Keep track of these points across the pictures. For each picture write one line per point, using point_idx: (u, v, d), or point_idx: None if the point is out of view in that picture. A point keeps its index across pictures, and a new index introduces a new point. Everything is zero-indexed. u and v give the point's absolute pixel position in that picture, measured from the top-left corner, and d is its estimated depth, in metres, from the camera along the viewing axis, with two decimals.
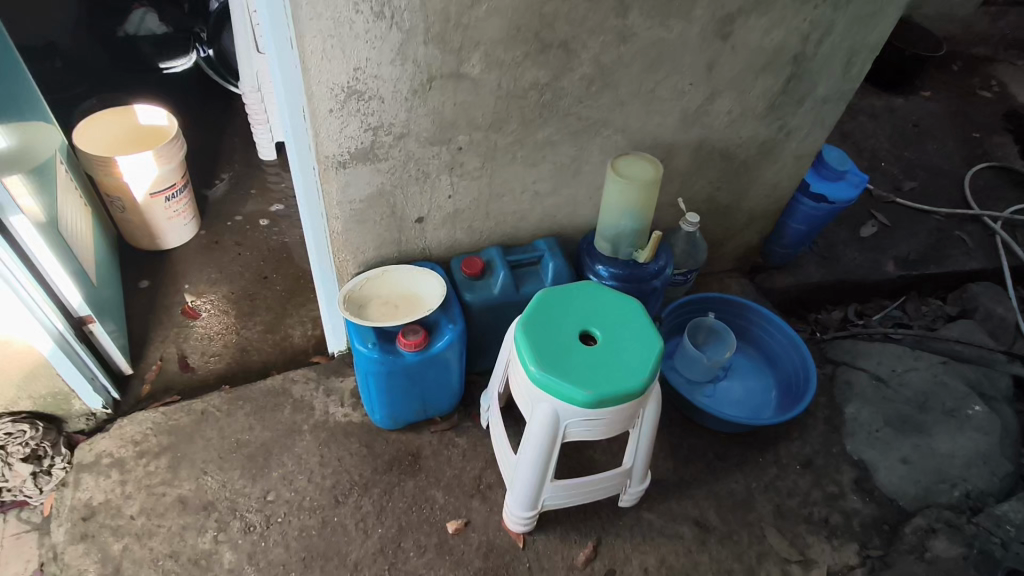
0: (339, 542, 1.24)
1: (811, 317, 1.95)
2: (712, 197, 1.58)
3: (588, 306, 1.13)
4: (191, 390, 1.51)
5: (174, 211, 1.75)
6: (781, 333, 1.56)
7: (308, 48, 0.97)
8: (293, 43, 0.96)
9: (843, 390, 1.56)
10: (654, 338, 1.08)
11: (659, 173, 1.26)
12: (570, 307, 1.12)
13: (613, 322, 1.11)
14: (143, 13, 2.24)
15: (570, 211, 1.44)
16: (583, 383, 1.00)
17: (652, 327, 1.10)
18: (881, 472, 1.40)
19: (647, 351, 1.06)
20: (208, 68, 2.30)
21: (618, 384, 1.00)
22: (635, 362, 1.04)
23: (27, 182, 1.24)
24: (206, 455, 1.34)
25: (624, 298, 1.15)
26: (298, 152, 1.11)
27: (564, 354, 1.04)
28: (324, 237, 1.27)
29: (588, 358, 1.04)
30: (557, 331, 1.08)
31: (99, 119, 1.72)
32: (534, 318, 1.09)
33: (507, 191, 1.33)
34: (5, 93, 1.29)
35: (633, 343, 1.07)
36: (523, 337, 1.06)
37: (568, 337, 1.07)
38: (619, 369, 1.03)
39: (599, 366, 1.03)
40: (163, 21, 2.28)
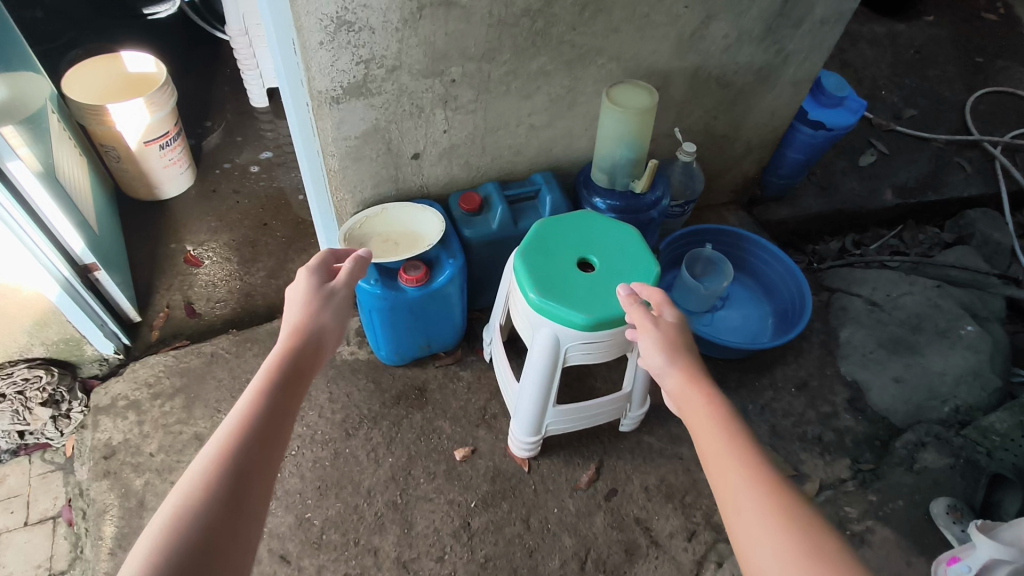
0: (352, 472, 1.29)
1: (808, 248, 1.97)
2: (709, 127, 1.57)
3: (585, 235, 1.14)
4: (200, 335, 1.54)
5: (170, 159, 1.74)
6: (778, 262, 1.57)
7: None
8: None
9: (839, 315, 1.60)
10: (652, 263, 1.10)
11: (656, 101, 1.24)
12: (567, 236, 1.14)
13: (610, 249, 1.12)
14: None
15: (566, 144, 1.43)
16: (582, 307, 1.03)
17: (649, 252, 1.12)
18: (874, 391, 1.45)
19: (644, 276, 1.08)
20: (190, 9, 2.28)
21: (617, 308, 1.03)
22: (633, 286, 1.07)
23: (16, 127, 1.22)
24: (219, 395, 1.39)
25: (621, 226, 1.16)
26: (291, 89, 1.10)
27: (562, 281, 1.06)
28: (321, 176, 1.27)
29: (586, 284, 1.06)
30: (554, 259, 1.10)
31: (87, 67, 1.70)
32: (531, 247, 1.11)
33: (502, 124, 1.33)
34: None
35: (629, 268, 1.09)
36: (522, 265, 1.08)
37: (566, 264, 1.09)
38: (618, 294, 1.05)
39: (597, 291, 1.05)
40: None
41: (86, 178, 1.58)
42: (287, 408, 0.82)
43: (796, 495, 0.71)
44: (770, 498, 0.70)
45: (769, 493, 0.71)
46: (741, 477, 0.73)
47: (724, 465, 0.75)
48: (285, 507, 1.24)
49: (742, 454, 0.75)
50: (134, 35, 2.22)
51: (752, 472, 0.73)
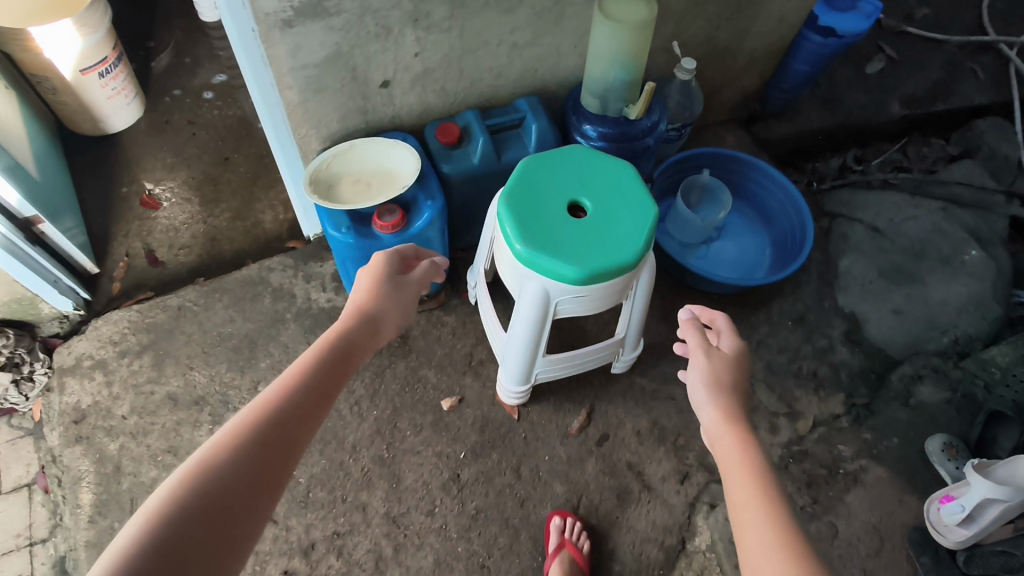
0: (335, 428, 1.25)
1: (808, 167, 1.86)
2: (711, 38, 1.41)
3: (577, 173, 1.02)
4: (165, 286, 1.44)
5: (112, 88, 1.57)
6: (779, 188, 1.48)
7: None
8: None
9: (839, 243, 1.52)
10: (650, 207, 0.99)
11: (656, 12, 1.08)
12: (556, 174, 1.01)
13: (604, 190, 1.00)
14: None
15: (553, 64, 1.28)
16: (572, 259, 0.93)
17: (647, 193, 1.01)
18: (872, 323, 1.40)
19: (641, 222, 0.97)
20: None
21: (611, 260, 0.93)
22: (630, 233, 0.96)
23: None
24: (189, 351, 1.31)
25: (617, 162, 1.04)
26: (233, 12, 0.92)
27: (551, 228, 0.96)
28: (279, 111, 1.11)
29: (579, 231, 0.96)
30: (542, 202, 0.98)
31: None
32: (517, 188, 0.99)
33: (481, 44, 1.16)
34: None
35: (626, 212, 0.98)
36: (507, 212, 0.97)
37: (556, 208, 0.98)
38: (613, 243, 0.95)
39: (589, 240, 0.95)
40: None
41: (17, 115, 1.41)
42: (338, 375, 0.84)
43: (800, 526, 0.72)
44: (777, 525, 0.72)
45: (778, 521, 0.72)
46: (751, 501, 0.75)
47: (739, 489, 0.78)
48: None
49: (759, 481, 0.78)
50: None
51: (763, 499, 0.75)
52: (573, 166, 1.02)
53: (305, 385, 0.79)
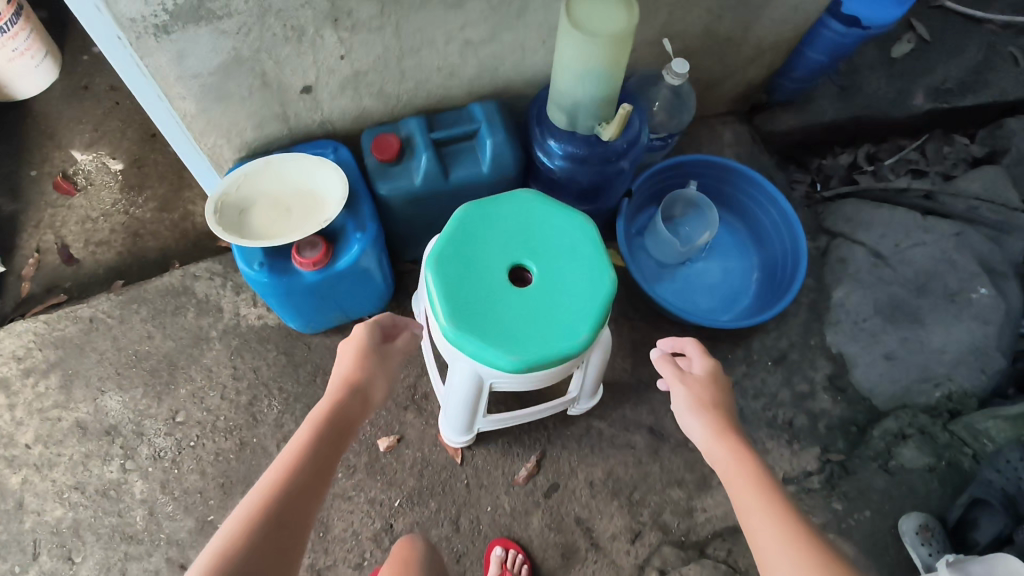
0: (260, 467, 1.14)
1: (814, 164, 1.66)
2: (712, 30, 1.18)
3: (522, 229, 0.85)
4: (80, 289, 1.29)
5: (12, 50, 1.32)
6: (774, 208, 1.30)
7: None
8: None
9: (835, 270, 1.37)
10: (606, 277, 0.83)
11: (636, 23, 0.86)
12: (497, 230, 0.85)
13: (554, 252, 0.84)
14: None
15: (517, 62, 1.06)
16: (505, 348, 0.78)
17: (604, 258, 0.84)
18: (860, 368, 1.27)
19: (593, 298, 0.82)
20: None
21: (552, 350, 0.78)
22: (577, 313, 0.81)
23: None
24: (101, 372, 1.18)
25: (574, 214, 0.87)
26: (83, 14, 0.72)
27: (483, 303, 0.80)
28: (177, 122, 0.92)
29: (517, 309, 0.80)
30: (477, 268, 0.82)
31: None
32: (447, 249, 0.83)
33: (425, 43, 0.95)
34: None
35: (579, 285, 0.83)
36: (436, 280, 0.81)
37: (493, 276, 0.82)
38: (556, 325, 0.80)
39: (528, 321, 0.80)
40: None
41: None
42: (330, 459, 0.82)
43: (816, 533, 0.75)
44: (788, 530, 0.75)
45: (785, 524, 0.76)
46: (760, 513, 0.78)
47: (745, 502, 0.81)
48: (185, 509, 1.11)
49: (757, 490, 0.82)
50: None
51: (770, 505, 0.79)
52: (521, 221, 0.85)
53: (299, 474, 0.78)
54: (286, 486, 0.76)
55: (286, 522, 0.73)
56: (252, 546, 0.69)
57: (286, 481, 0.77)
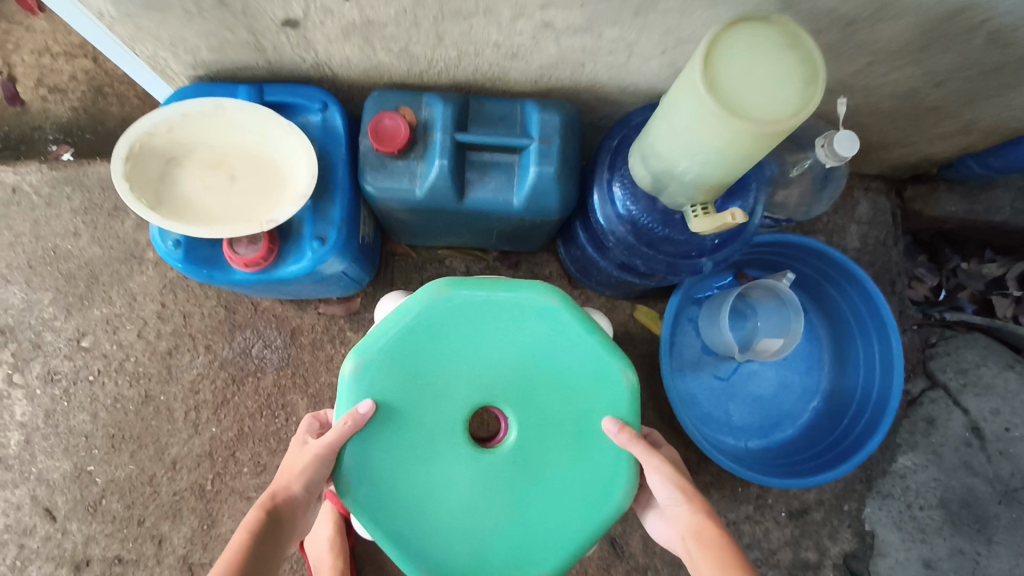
0: (159, 429, 0.97)
1: (946, 266, 1.19)
2: (913, 94, 0.79)
3: (514, 370, 0.63)
4: (17, 140, 1.05)
5: None
6: (878, 343, 0.97)
7: None
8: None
9: (916, 428, 1.07)
10: (597, 486, 0.63)
11: (814, 110, 0.50)
12: (473, 361, 0.63)
13: (541, 424, 0.63)
14: None
15: (613, 65, 0.71)
16: (419, 550, 0.61)
17: (604, 451, 0.64)
18: (886, 561, 1.02)
19: (566, 512, 0.63)
20: None
21: (484, 572, 0.61)
22: (538, 529, 0.63)
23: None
24: (11, 259, 0.99)
25: (604, 374, 0.64)
26: None
27: (420, 471, 0.62)
28: (91, 20, 0.62)
29: (460, 491, 0.62)
30: (427, 412, 0.62)
31: None
32: (393, 367, 0.62)
33: (478, 10, 0.61)
34: None
35: (557, 475, 0.63)
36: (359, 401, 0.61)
37: (442, 427, 0.62)
38: (501, 537, 0.62)
39: (469, 515, 0.62)
40: None
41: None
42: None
43: None
44: None
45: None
46: None
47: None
48: (64, 450, 0.96)
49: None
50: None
51: None
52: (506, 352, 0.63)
53: None
54: None
55: None
56: None
57: None
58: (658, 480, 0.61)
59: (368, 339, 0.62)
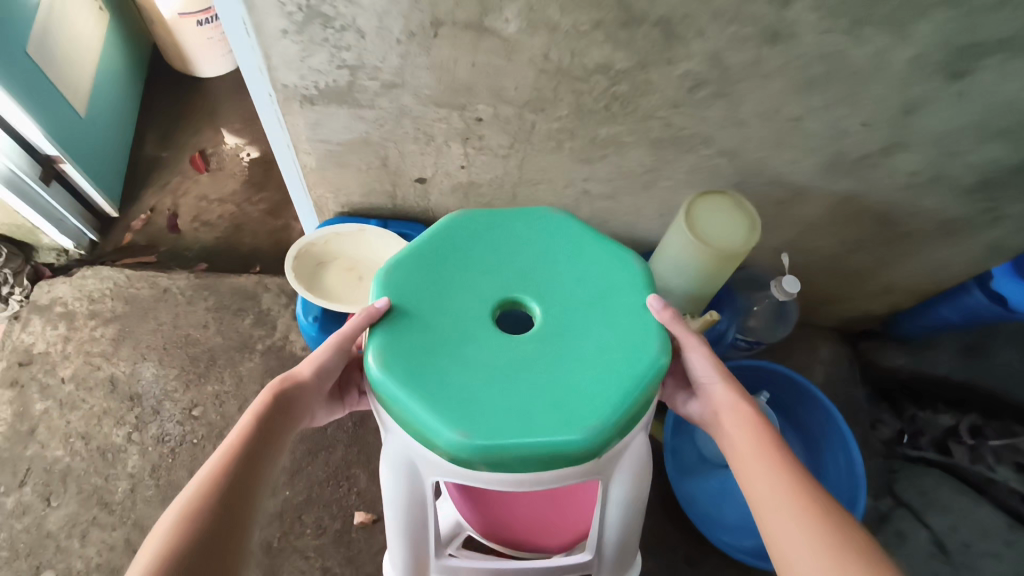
0: None
1: (909, 412, 1.35)
2: (841, 259, 1.11)
3: (528, 275, 0.79)
4: (170, 256, 1.38)
5: (211, 37, 1.50)
6: (842, 453, 1.17)
7: None
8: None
9: (888, 542, 1.22)
10: (626, 355, 0.72)
11: (755, 245, 0.83)
12: (491, 268, 0.79)
13: (560, 312, 0.76)
14: None
15: (628, 222, 1.04)
16: (458, 417, 0.66)
17: (618, 331, 0.74)
18: None
19: (591, 379, 0.70)
20: None
21: (522, 427, 0.66)
22: (573, 390, 0.69)
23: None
24: (150, 341, 1.26)
25: (613, 271, 0.80)
26: (246, 73, 0.78)
27: (454, 347, 0.72)
28: (295, 169, 0.97)
29: (490, 358, 0.71)
30: (463, 299, 0.76)
31: None
32: (421, 270, 0.78)
33: (544, 180, 0.96)
34: None
35: (581, 350, 0.72)
36: (389, 291, 0.75)
37: (468, 313, 0.75)
38: (535, 396, 0.68)
39: (500, 379, 0.69)
40: None
41: (96, 32, 1.33)
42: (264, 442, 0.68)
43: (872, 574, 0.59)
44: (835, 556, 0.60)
45: (823, 537, 0.62)
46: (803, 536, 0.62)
47: (775, 508, 0.66)
48: (161, 500, 1.14)
49: (791, 483, 0.66)
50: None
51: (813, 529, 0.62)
52: (518, 258, 0.80)
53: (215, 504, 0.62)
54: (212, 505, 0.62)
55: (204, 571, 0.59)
56: None
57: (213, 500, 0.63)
58: (702, 359, 0.77)
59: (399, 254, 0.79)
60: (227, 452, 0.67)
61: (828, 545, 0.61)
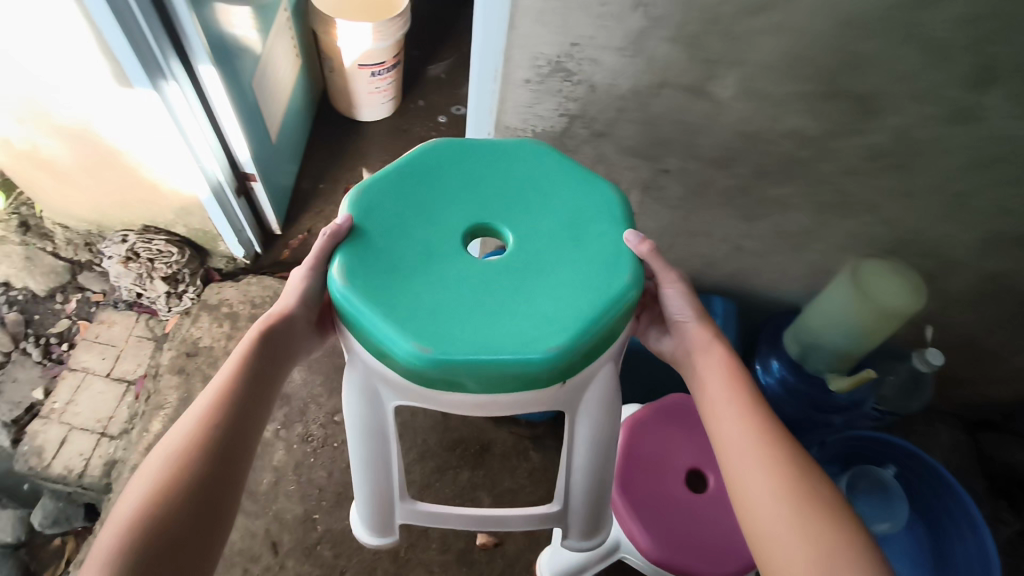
0: None
1: None
2: (978, 338, 1.13)
3: (502, 206, 0.83)
4: None
5: (377, 87, 1.67)
6: (972, 541, 1.08)
7: (524, 6, 0.73)
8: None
9: None
10: (586, 286, 0.75)
11: (921, 305, 0.89)
12: (473, 199, 0.83)
13: (529, 245, 0.79)
14: None
15: (772, 280, 1.11)
16: (413, 328, 0.71)
17: (577, 264, 0.78)
18: None
19: (553, 308, 0.73)
20: None
21: (485, 346, 0.70)
22: (541, 317, 0.73)
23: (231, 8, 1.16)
24: None
25: (580, 204, 0.83)
26: (476, 111, 0.91)
27: (427, 270, 0.76)
28: None
29: (455, 280, 0.75)
30: (431, 221, 0.80)
31: None
32: (394, 191, 0.82)
33: (704, 232, 1.04)
34: None
35: (543, 280, 0.76)
36: (361, 210, 0.80)
37: (439, 237, 0.79)
38: (502, 319, 0.73)
39: (467, 302, 0.74)
40: None
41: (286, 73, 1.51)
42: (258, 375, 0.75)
43: (818, 503, 0.66)
44: (781, 484, 0.68)
45: (782, 471, 0.69)
46: (756, 467, 0.70)
47: (740, 450, 0.73)
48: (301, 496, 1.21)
49: (760, 422, 0.74)
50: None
51: (772, 460, 0.70)
52: (497, 189, 0.84)
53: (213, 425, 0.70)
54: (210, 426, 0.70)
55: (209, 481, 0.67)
56: (176, 512, 0.64)
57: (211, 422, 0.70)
58: (678, 300, 0.84)
59: (372, 175, 0.84)
60: (215, 393, 0.73)
61: (784, 484, 0.68)
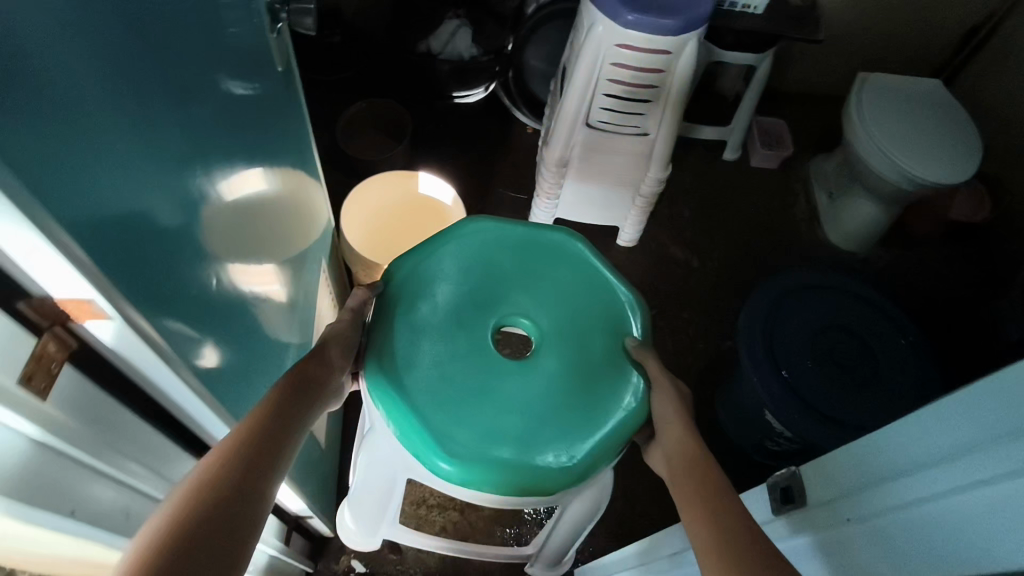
0: None
1: None
2: None
3: (524, 292, 0.93)
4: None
5: None
6: None
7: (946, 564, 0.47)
8: (890, 551, 0.51)
9: None
10: (610, 408, 0.86)
11: None
12: (499, 286, 0.93)
13: (550, 343, 0.89)
14: (457, 27, 1.68)
15: None
16: (450, 443, 0.80)
17: (593, 366, 0.89)
18: None
19: (576, 425, 0.84)
20: (502, 94, 1.85)
21: (512, 463, 0.80)
22: (562, 421, 0.84)
23: (259, 257, 0.82)
24: None
25: (596, 303, 0.94)
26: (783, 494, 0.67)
27: (462, 366, 0.86)
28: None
29: (485, 380, 0.85)
30: (462, 308, 0.90)
31: (373, 182, 1.32)
32: (430, 278, 0.92)
33: None
34: (292, 143, 0.97)
35: (562, 387, 0.86)
36: (405, 295, 0.90)
37: (477, 330, 0.89)
38: (520, 423, 0.83)
39: (495, 411, 0.83)
40: (474, 42, 1.68)
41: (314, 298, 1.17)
42: (301, 415, 0.64)
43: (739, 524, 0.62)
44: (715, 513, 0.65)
45: (692, 482, 0.69)
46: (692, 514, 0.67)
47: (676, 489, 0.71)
48: None
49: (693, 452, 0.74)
50: (427, 102, 1.82)
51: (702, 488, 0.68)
52: (516, 273, 0.95)
53: (248, 452, 0.55)
54: (246, 455, 0.55)
55: (250, 513, 0.50)
56: (197, 545, 0.46)
57: (245, 449, 0.55)
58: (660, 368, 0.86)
59: (409, 258, 0.93)
60: (250, 418, 0.59)
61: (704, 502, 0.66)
